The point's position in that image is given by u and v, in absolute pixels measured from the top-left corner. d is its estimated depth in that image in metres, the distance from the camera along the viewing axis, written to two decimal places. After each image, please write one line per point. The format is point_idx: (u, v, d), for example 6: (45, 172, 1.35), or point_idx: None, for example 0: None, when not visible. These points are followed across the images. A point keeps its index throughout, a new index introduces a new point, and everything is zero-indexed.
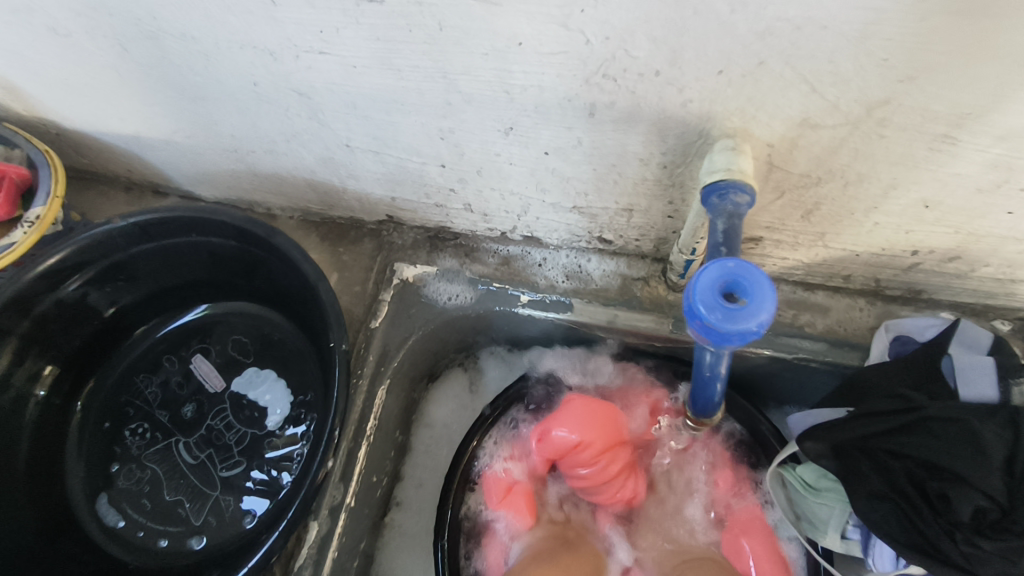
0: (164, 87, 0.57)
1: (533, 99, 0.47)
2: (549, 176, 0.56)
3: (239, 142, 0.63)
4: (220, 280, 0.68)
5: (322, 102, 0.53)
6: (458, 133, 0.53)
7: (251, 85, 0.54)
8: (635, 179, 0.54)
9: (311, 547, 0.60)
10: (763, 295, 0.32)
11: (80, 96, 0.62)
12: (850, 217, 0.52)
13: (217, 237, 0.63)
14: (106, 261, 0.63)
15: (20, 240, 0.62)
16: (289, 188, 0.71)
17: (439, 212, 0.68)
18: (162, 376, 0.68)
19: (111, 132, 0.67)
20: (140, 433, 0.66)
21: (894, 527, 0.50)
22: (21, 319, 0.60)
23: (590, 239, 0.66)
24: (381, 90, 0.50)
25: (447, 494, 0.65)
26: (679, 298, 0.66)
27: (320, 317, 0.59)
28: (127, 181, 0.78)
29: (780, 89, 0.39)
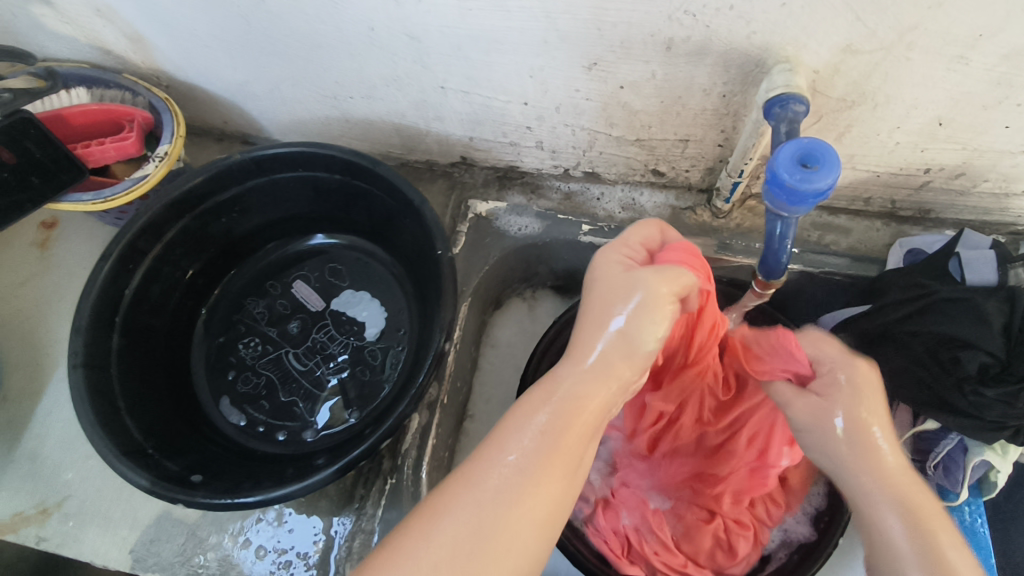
0: (285, 36, 0.66)
1: (621, 35, 0.56)
2: (619, 110, 0.66)
3: (342, 87, 0.72)
4: (323, 213, 0.78)
5: (431, 45, 0.62)
6: (547, 71, 0.63)
7: (368, 30, 0.62)
8: (696, 109, 0.64)
9: (415, 435, 0.69)
10: (831, 162, 0.42)
11: (201, 47, 0.70)
12: (876, 138, 0.62)
13: (324, 171, 0.72)
14: (224, 193, 0.72)
15: (152, 173, 0.70)
16: (375, 133, 0.80)
17: (511, 151, 0.78)
18: (268, 299, 0.78)
19: (220, 82, 0.76)
20: (253, 345, 0.75)
21: (913, 391, 0.61)
22: (155, 241, 0.69)
23: (644, 172, 0.76)
24: (487, 30, 0.59)
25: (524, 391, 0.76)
26: (721, 224, 0.77)
27: (423, 235, 0.68)
28: (219, 132, 0.87)
29: (830, 19, 0.50)
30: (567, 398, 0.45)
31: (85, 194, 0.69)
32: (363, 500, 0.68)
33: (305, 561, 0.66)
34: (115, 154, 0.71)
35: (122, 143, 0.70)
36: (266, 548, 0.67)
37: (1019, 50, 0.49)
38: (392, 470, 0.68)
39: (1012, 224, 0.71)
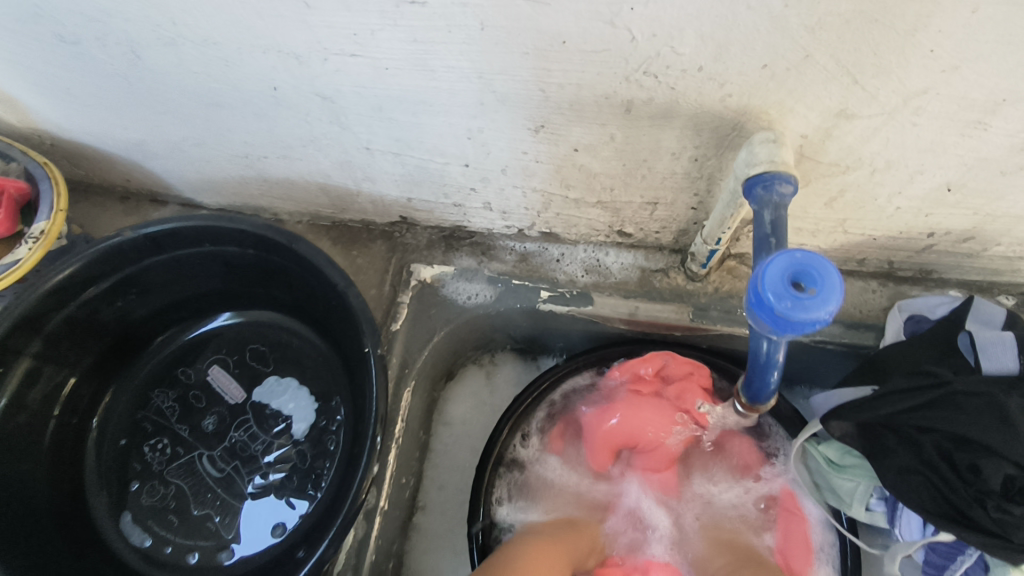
0: (174, 95, 0.55)
1: (569, 97, 0.46)
2: (576, 172, 0.56)
3: (252, 148, 0.62)
4: (234, 288, 0.67)
5: (347, 105, 0.52)
6: (487, 133, 0.53)
7: (270, 90, 0.52)
8: (664, 173, 0.54)
9: (349, 551, 0.60)
10: (831, 286, 0.33)
11: (80, 106, 0.59)
12: (874, 203, 0.53)
13: (233, 246, 0.62)
14: (117, 274, 0.62)
15: (25, 257, 0.60)
16: (299, 193, 0.69)
17: (456, 212, 0.68)
18: (178, 390, 0.67)
19: (110, 141, 0.65)
20: (160, 448, 0.65)
21: (925, 498, 0.52)
22: (31, 337, 0.58)
23: (609, 233, 0.67)
24: (410, 91, 0.49)
25: (481, 481, 0.66)
26: (698, 288, 0.67)
27: (350, 324, 0.58)
28: (122, 190, 0.75)
29: (822, 82, 0.40)
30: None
31: None
32: None
33: None
34: None
35: None
36: None
37: None
38: None
39: (1023, 285, 0.63)
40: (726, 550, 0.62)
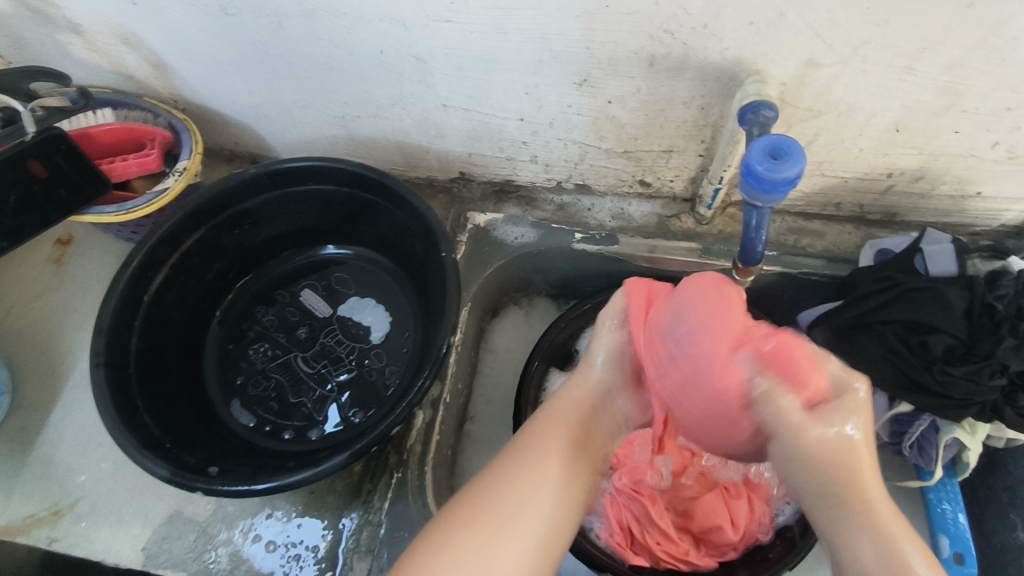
0: (299, 60, 0.71)
1: (608, 53, 0.62)
2: (608, 123, 0.72)
3: (349, 108, 0.78)
4: (328, 224, 0.83)
5: (434, 65, 0.68)
6: (541, 88, 0.68)
7: (376, 53, 0.68)
8: (677, 121, 0.69)
9: (419, 431, 0.72)
10: (797, 153, 0.48)
11: (220, 72, 0.75)
12: (842, 145, 0.68)
13: (332, 185, 0.77)
14: (238, 207, 0.76)
15: (172, 186, 0.74)
16: (379, 151, 0.85)
17: (507, 165, 0.83)
18: (278, 307, 0.82)
19: (235, 105, 0.81)
20: (263, 350, 0.79)
21: (887, 375, 0.65)
22: (172, 251, 0.73)
23: (632, 183, 0.82)
24: (486, 50, 0.65)
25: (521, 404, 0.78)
26: (705, 230, 0.82)
27: (428, 242, 0.73)
28: (229, 153, 0.92)
29: (793, 36, 0.56)
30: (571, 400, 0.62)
31: (108, 208, 0.73)
32: (370, 494, 0.70)
33: (314, 554, 0.68)
34: (137, 169, 0.76)
35: (144, 159, 0.75)
36: (276, 543, 0.69)
37: (961, 61, 0.56)
38: (398, 465, 0.71)
39: (970, 225, 0.77)
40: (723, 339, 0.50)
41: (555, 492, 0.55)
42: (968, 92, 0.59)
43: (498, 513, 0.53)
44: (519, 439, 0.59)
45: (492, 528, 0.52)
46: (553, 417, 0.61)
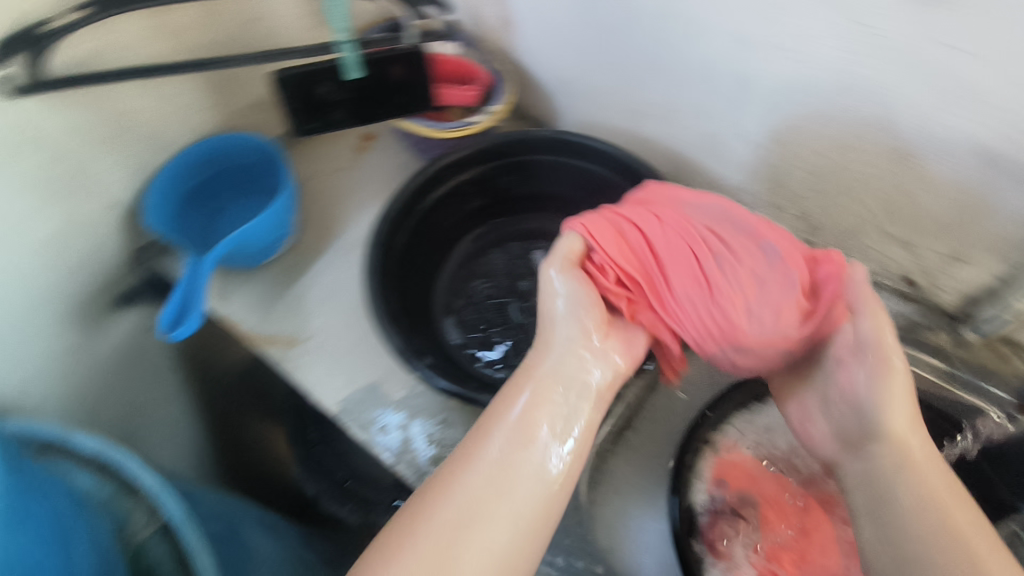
0: (630, 53, 0.77)
1: (953, 142, 0.59)
2: (903, 206, 0.69)
3: (651, 108, 0.82)
4: (584, 201, 0.88)
5: (755, 93, 0.70)
6: (848, 148, 0.67)
7: (705, 65, 0.71)
8: (987, 233, 0.64)
9: None
10: None
11: (556, 42, 0.84)
12: None
13: (608, 169, 0.82)
14: (520, 158, 0.85)
15: (478, 122, 0.84)
16: (654, 156, 0.89)
17: (770, 212, 0.83)
18: (512, 255, 0.89)
19: (551, 75, 0.90)
20: (486, 286, 0.87)
21: None
22: (457, 172, 0.83)
23: (896, 277, 0.77)
24: (816, 95, 0.65)
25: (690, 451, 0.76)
26: (958, 355, 0.75)
27: None
28: (520, 112, 1.01)
29: None
30: (543, 373, 0.62)
31: (426, 122, 0.85)
32: None
33: None
34: (457, 100, 0.87)
35: (467, 95, 0.86)
36: (443, 446, 0.75)
37: None
38: None
39: None
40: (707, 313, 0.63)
41: (529, 516, 0.55)
42: None
43: (477, 510, 0.54)
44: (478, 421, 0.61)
45: (487, 511, 0.54)
46: (488, 414, 0.60)
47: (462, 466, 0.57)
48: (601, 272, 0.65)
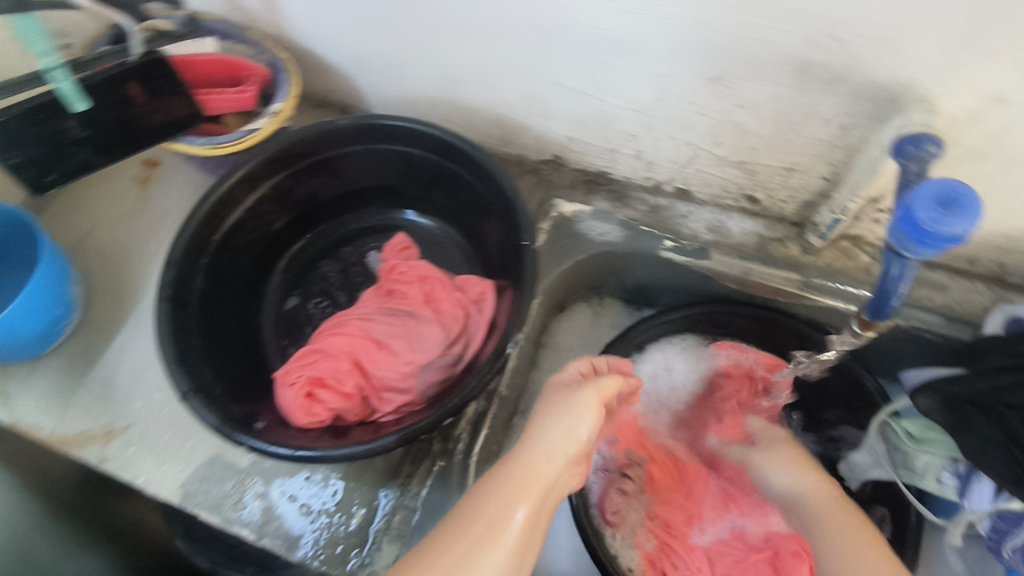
0: (414, 17, 0.66)
1: (754, 51, 0.54)
2: (730, 129, 0.64)
3: (454, 70, 0.71)
4: (406, 189, 0.78)
5: (558, 37, 0.61)
6: (666, 79, 0.61)
7: (496, 16, 0.61)
8: (811, 139, 0.62)
9: (469, 422, 0.69)
10: (975, 207, 0.40)
11: (327, 16, 0.71)
12: (1000, 195, 0.59)
13: (419, 149, 0.72)
14: (320, 156, 0.73)
15: (262, 128, 0.71)
16: (475, 121, 0.79)
17: (607, 156, 0.77)
18: (343, 265, 0.78)
19: (336, 52, 0.76)
20: (322, 307, 0.76)
21: (998, 464, 0.58)
22: (248, 192, 0.71)
23: (738, 196, 0.75)
24: (618, 31, 0.58)
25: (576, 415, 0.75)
26: (812, 262, 0.74)
27: (509, 228, 0.68)
28: (320, 99, 0.88)
29: (985, 63, 0.48)
30: (541, 447, 0.52)
31: (197, 138, 0.70)
32: (408, 478, 0.68)
33: (346, 526, 0.66)
34: (231, 105, 0.72)
35: (240, 96, 0.71)
36: (310, 507, 0.67)
37: None
38: (442, 453, 0.68)
39: None
40: (430, 328, 0.68)
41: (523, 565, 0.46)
42: None
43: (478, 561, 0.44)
44: (485, 480, 0.50)
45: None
46: (519, 478, 0.49)
47: (450, 524, 0.47)
48: (318, 398, 0.64)
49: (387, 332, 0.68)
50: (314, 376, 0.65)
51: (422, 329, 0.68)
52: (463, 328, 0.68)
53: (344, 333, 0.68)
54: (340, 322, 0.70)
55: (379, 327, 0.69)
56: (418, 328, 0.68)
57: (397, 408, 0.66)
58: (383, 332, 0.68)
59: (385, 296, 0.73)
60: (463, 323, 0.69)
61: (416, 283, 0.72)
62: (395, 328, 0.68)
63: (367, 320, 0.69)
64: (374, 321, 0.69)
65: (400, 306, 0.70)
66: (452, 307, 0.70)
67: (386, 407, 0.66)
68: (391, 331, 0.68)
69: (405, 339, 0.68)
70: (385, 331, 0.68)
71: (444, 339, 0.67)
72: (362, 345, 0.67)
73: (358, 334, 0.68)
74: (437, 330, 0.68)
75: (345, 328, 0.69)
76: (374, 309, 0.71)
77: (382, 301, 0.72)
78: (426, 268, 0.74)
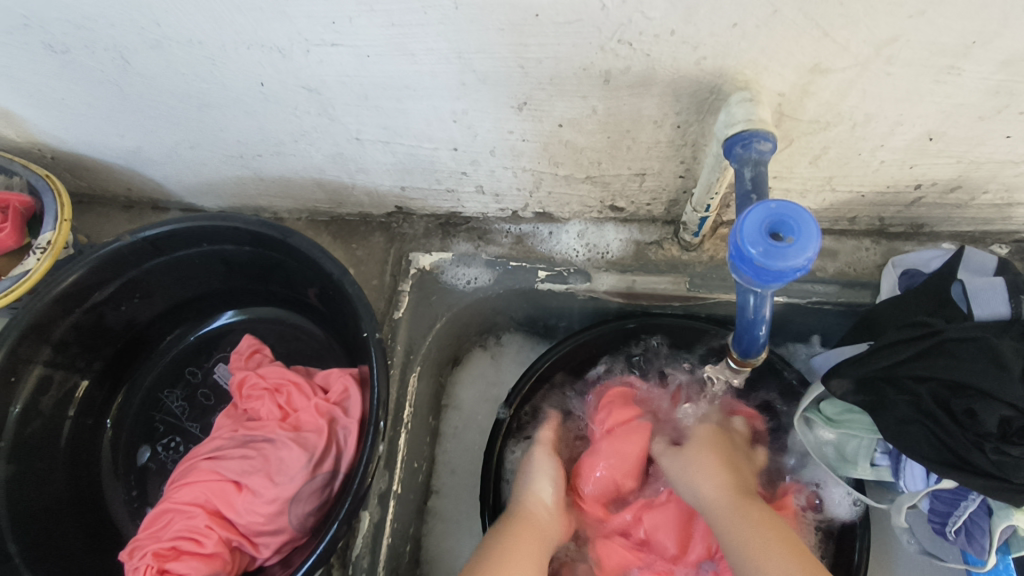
0: (167, 98, 0.56)
1: (546, 71, 0.47)
2: (562, 148, 0.57)
3: (245, 147, 0.62)
4: (238, 287, 0.69)
5: (333, 96, 0.53)
6: (471, 114, 0.54)
7: (258, 86, 0.53)
8: (649, 143, 0.55)
9: (366, 536, 0.60)
10: (809, 232, 0.34)
11: (79, 116, 0.61)
12: (858, 158, 0.54)
13: (231, 244, 0.63)
14: (120, 279, 0.63)
15: (34, 268, 0.61)
16: (296, 190, 0.70)
17: (450, 198, 0.69)
18: (187, 390, 0.68)
19: (109, 149, 0.66)
20: (173, 447, 0.65)
21: (924, 446, 0.52)
22: (42, 345, 0.59)
23: (602, 208, 0.68)
24: (392, 76, 0.50)
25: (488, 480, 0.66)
26: (693, 258, 0.68)
27: (350, 312, 0.60)
28: (124, 200, 0.77)
29: (792, 37, 0.41)
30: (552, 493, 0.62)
31: None
32: None
33: None
34: None
35: None
36: None
37: (1021, 56, 0.41)
38: None
39: (1015, 233, 0.64)
40: (286, 451, 0.59)
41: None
42: None
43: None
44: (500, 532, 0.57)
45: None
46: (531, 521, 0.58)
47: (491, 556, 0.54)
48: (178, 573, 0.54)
49: (239, 470, 0.59)
50: (169, 553, 0.55)
51: (277, 454, 0.59)
52: (329, 440, 0.60)
53: (194, 485, 0.58)
54: (189, 469, 0.60)
55: (229, 467, 0.59)
56: (274, 455, 0.59)
57: (277, 549, 0.58)
58: (235, 472, 0.58)
59: (237, 426, 0.63)
60: (325, 432, 0.60)
61: (268, 396, 0.63)
62: (247, 464, 0.59)
63: (216, 459, 0.60)
64: (223, 460, 0.59)
65: (251, 434, 0.61)
66: (309, 418, 0.61)
67: (265, 553, 0.57)
68: (242, 468, 0.59)
69: (256, 477, 0.58)
70: (235, 470, 0.59)
71: (302, 461, 0.58)
72: (216, 496, 0.57)
73: (212, 482, 0.58)
74: (293, 448, 0.59)
75: (196, 476, 0.59)
76: (227, 444, 0.61)
77: (236, 429, 0.62)
78: (278, 374, 0.65)
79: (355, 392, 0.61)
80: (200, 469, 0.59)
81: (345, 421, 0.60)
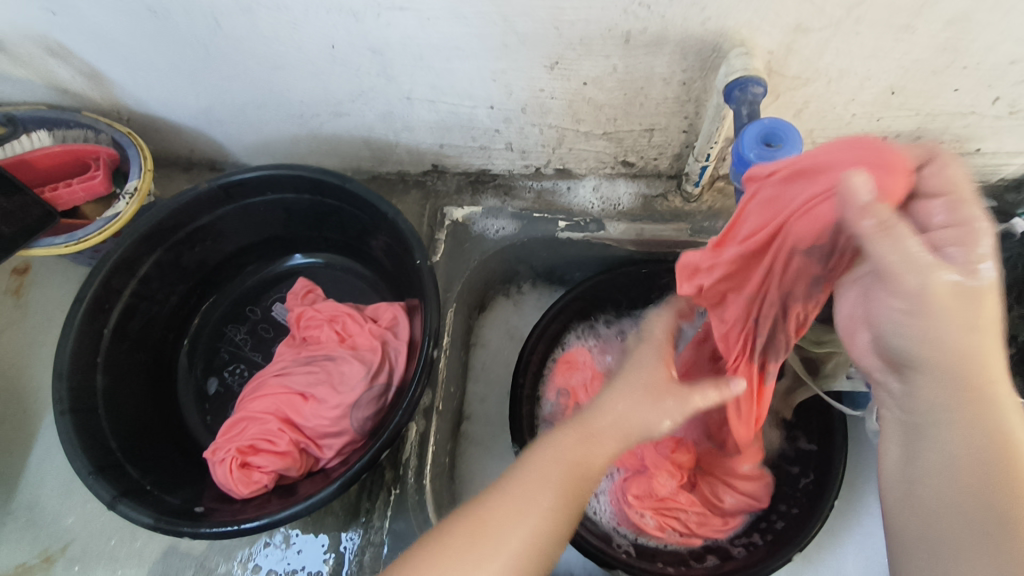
0: (247, 60, 0.65)
1: (579, 32, 0.57)
2: (585, 105, 0.67)
3: (307, 107, 0.72)
4: (295, 234, 0.78)
5: (393, 57, 0.62)
6: (509, 73, 0.63)
7: (329, 48, 0.62)
8: (659, 99, 0.65)
9: (414, 444, 0.69)
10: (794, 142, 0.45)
11: (162, 78, 0.69)
12: (834, 112, 0.64)
13: (292, 192, 0.72)
14: (195, 223, 0.71)
15: (123, 210, 0.70)
16: (344, 149, 0.80)
17: (481, 155, 0.78)
18: (249, 325, 0.77)
19: (183, 110, 0.75)
20: (239, 372, 0.75)
21: None
22: (129, 277, 0.68)
23: (614, 163, 0.77)
24: (447, 37, 0.59)
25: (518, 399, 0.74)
26: (694, 208, 0.78)
27: (401, 248, 0.69)
28: (185, 161, 0.85)
29: (780, 0, 0.51)
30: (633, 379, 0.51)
31: (58, 237, 0.68)
32: (368, 514, 0.68)
33: None
34: (84, 194, 0.72)
35: (90, 183, 0.72)
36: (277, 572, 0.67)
37: (962, 15, 0.51)
38: (395, 480, 0.68)
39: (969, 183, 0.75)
40: (346, 367, 0.68)
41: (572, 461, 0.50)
42: (968, 48, 0.55)
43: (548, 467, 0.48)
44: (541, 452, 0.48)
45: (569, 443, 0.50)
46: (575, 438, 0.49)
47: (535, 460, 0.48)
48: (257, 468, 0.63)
49: (304, 384, 0.68)
50: (249, 451, 0.64)
51: (338, 370, 0.68)
52: (382, 357, 0.68)
53: (267, 396, 0.67)
54: (260, 386, 0.69)
55: (296, 382, 0.68)
56: (337, 370, 0.68)
57: (339, 451, 0.66)
58: (301, 386, 0.68)
59: (300, 350, 0.72)
60: (380, 352, 0.69)
61: (325, 323, 0.72)
62: (311, 380, 0.68)
63: (284, 376, 0.69)
64: (291, 377, 0.68)
65: (314, 354, 0.70)
66: (365, 342, 0.70)
67: (328, 453, 0.66)
68: (307, 381, 0.68)
69: (320, 389, 0.67)
70: (301, 384, 0.68)
71: (359, 376, 0.67)
72: (287, 406, 0.66)
73: (283, 394, 0.67)
74: (352, 363, 0.68)
75: (268, 390, 0.68)
76: (295, 365, 0.70)
77: (298, 353, 0.72)
78: (332, 306, 0.74)
79: (404, 318, 0.70)
80: (272, 384, 0.68)
81: (396, 344, 0.69)
